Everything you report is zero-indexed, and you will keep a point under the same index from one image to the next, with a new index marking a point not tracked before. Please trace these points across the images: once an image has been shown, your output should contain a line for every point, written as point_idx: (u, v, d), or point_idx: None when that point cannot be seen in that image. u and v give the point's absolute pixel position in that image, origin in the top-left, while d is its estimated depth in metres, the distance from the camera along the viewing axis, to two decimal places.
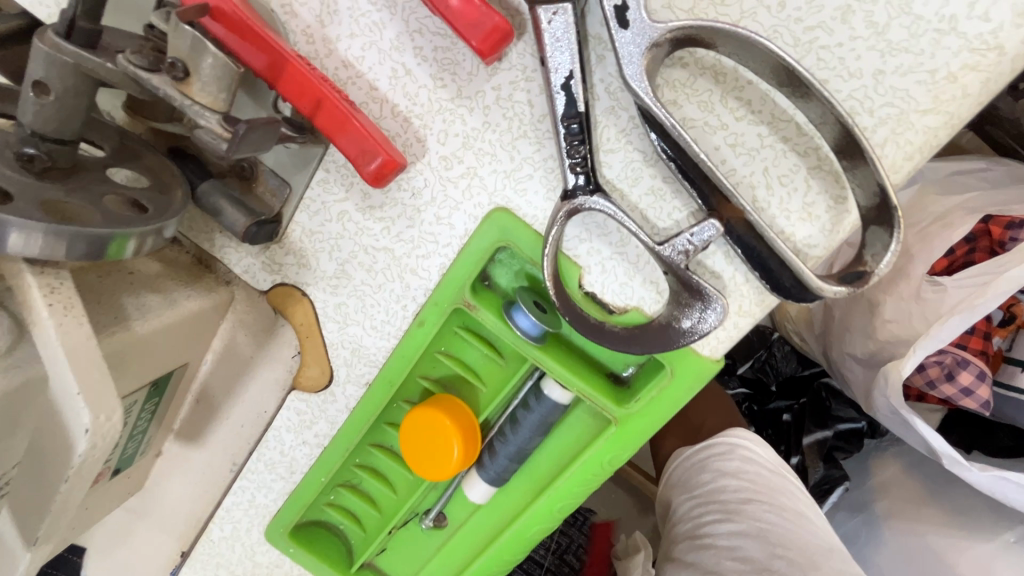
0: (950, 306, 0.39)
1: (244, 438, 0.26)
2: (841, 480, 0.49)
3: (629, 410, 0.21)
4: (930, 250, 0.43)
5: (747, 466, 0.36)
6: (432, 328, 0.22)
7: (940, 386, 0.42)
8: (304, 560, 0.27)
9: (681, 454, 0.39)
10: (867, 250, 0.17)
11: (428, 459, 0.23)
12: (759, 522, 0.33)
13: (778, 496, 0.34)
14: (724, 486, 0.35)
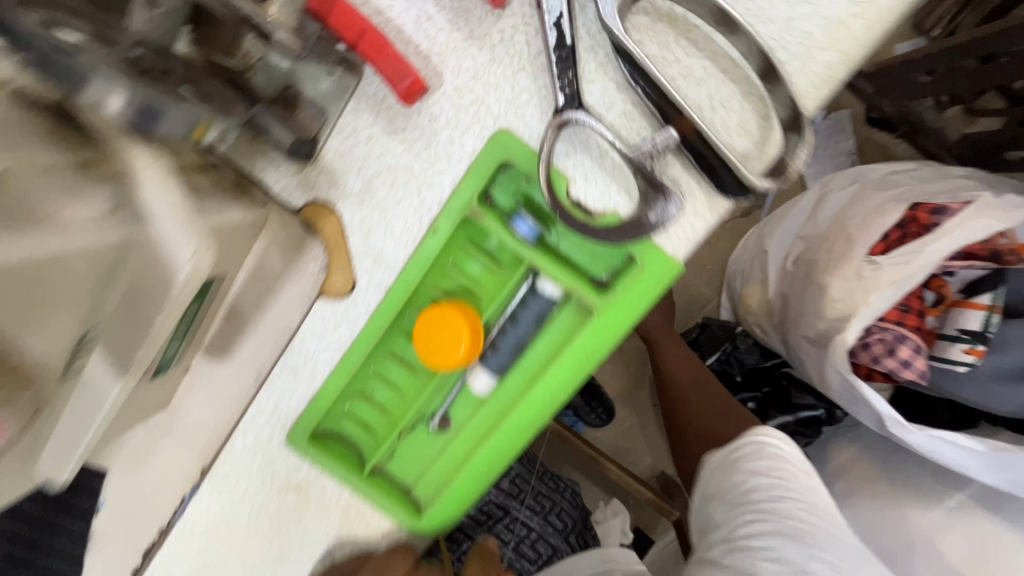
0: (887, 278, 0.47)
1: (269, 349, 0.30)
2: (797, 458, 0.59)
3: (609, 300, 0.26)
4: (869, 234, 0.51)
5: (780, 465, 0.39)
6: (444, 236, 0.26)
7: (883, 360, 0.49)
8: (323, 462, 0.30)
9: (715, 458, 0.43)
10: (788, 153, 0.22)
11: (439, 351, 0.27)
12: (792, 524, 0.38)
13: (806, 493, 0.39)
14: (760, 487, 0.39)
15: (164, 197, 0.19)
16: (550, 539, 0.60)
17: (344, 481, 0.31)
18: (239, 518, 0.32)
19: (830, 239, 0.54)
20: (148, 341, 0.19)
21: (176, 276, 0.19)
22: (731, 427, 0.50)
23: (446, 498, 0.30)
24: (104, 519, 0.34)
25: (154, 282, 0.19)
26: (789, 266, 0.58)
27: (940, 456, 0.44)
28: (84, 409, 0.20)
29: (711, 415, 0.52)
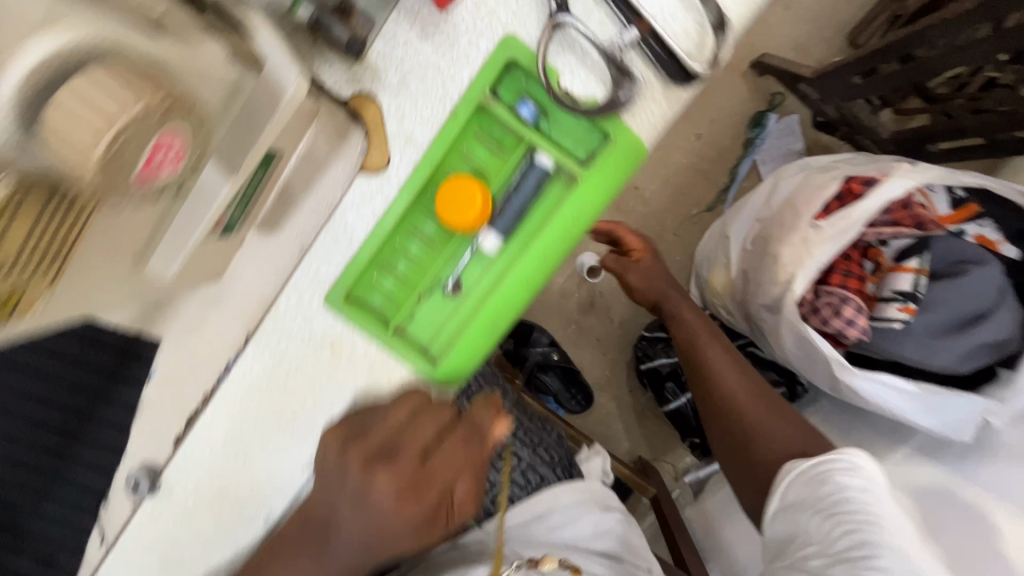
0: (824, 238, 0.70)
1: (314, 222, 0.36)
2: None
3: (590, 169, 0.33)
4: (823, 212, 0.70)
5: (868, 478, 0.46)
6: (463, 118, 0.33)
7: (836, 319, 0.75)
8: (356, 320, 0.37)
9: (797, 469, 0.49)
10: (717, 50, 0.31)
11: (457, 212, 0.34)
12: (890, 539, 0.44)
13: (884, 498, 0.46)
14: (857, 503, 0.45)
15: (272, 45, 0.26)
16: (540, 468, 0.69)
17: (372, 336, 0.37)
18: (280, 375, 0.38)
19: (781, 216, 0.78)
20: (255, 146, 0.26)
21: (284, 93, 0.26)
22: (780, 420, 0.55)
23: (458, 348, 0.37)
24: (157, 385, 0.40)
25: (264, 100, 0.26)
26: (750, 243, 0.83)
27: (880, 396, 0.66)
28: (198, 205, 0.26)
29: (760, 414, 0.56)
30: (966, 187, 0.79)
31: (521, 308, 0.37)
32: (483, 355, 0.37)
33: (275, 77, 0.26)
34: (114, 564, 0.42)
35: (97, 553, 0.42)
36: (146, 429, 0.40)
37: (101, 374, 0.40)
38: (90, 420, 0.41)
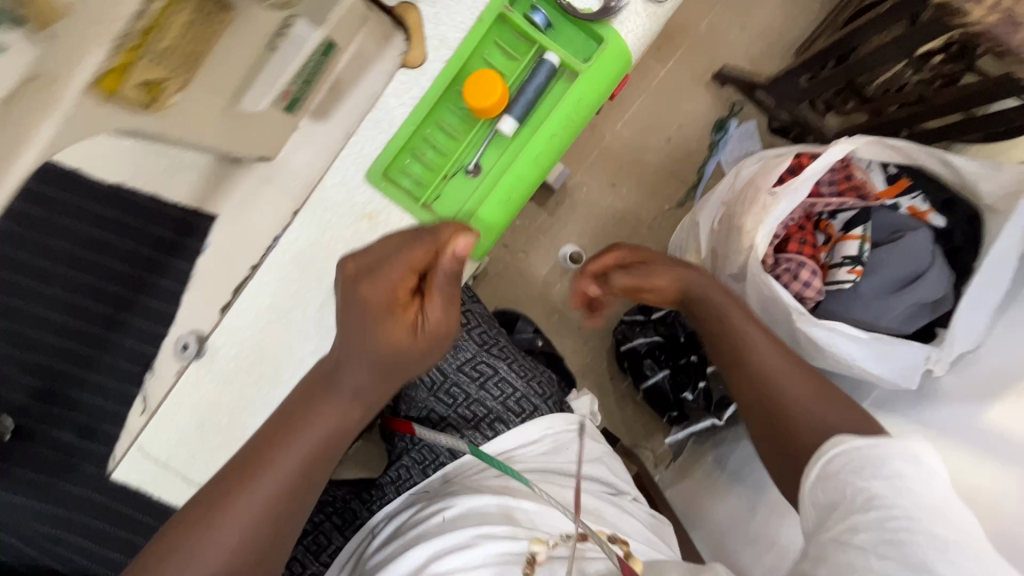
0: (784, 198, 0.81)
1: (358, 110, 0.43)
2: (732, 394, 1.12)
3: (589, 66, 0.42)
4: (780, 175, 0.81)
5: (926, 478, 0.39)
6: (487, 24, 0.42)
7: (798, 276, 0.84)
8: (394, 194, 0.44)
9: (846, 445, 0.42)
10: None
11: (482, 97, 0.41)
12: (928, 542, 0.37)
13: (940, 504, 0.38)
14: (904, 500, 0.38)
15: None
16: (532, 399, 0.75)
17: (405, 208, 0.44)
18: (322, 244, 0.44)
19: (743, 194, 0.88)
20: None
21: None
22: (837, 404, 0.46)
23: (478, 218, 0.44)
24: (209, 258, 0.45)
25: None
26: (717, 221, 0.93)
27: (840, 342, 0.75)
28: None
29: (810, 404, 0.47)
30: (897, 163, 0.91)
31: (529, 186, 0.44)
32: (498, 227, 0.45)
33: None
34: (156, 427, 0.46)
35: (138, 420, 0.46)
36: (196, 299, 0.45)
37: (159, 246, 0.45)
38: (144, 291, 0.46)
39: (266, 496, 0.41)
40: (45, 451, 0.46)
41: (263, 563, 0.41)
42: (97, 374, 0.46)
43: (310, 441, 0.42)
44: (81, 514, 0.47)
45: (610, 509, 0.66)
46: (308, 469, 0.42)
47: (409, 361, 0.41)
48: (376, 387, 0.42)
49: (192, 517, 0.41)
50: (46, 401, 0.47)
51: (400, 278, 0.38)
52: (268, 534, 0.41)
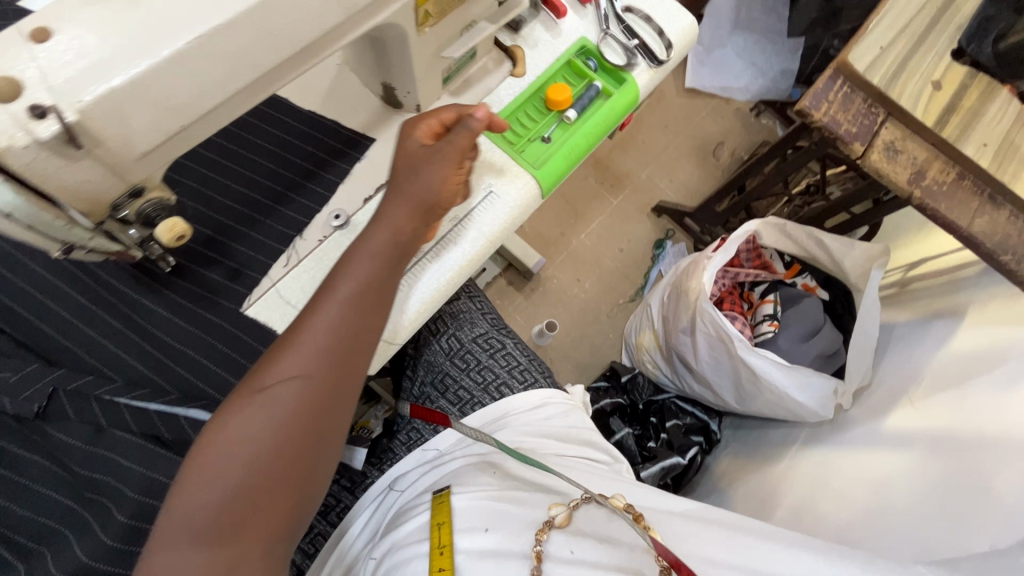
0: (711, 265, 1.17)
1: (480, 95, 0.70)
2: (692, 444, 1.32)
3: (619, 91, 0.71)
4: (715, 255, 1.18)
5: None
6: (561, 62, 0.72)
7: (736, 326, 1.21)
8: (497, 142, 0.67)
9: None
10: (669, 54, 0.73)
11: (557, 93, 0.69)
12: None
13: None
14: None
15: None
16: (535, 372, 0.92)
17: (504, 152, 0.67)
18: None
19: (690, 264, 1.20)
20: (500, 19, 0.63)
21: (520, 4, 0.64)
22: None
23: (550, 164, 0.67)
24: (364, 164, 0.64)
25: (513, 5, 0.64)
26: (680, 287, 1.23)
27: (765, 368, 1.10)
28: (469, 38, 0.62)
29: None
30: (790, 255, 1.33)
31: (584, 151, 0.69)
32: (562, 172, 0.68)
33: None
34: (294, 277, 0.58)
35: (281, 271, 0.58)
36: (348, 189, 0.63)
37: (330, 151, 0.63)
38: (310, 180, 0.62)
39: (331, 316, 0.47)
40: (194, 287, 0.57)
41: (335, 383, 0.45)
42: (255, 233, 0.60)
43: (366, 272, 0.50)
44: (208, 342, 0.55)
45: (604, 479, 0.79)
46: (363, 294, 0.49)
47: (420, 175, 0.55)
48: (406, 222, 0.54)
49: (271, 347, 0.46)
50: (206, 249, 0.59)
51: (425, 124, 0.58)
52: (340, 350, 0.46)
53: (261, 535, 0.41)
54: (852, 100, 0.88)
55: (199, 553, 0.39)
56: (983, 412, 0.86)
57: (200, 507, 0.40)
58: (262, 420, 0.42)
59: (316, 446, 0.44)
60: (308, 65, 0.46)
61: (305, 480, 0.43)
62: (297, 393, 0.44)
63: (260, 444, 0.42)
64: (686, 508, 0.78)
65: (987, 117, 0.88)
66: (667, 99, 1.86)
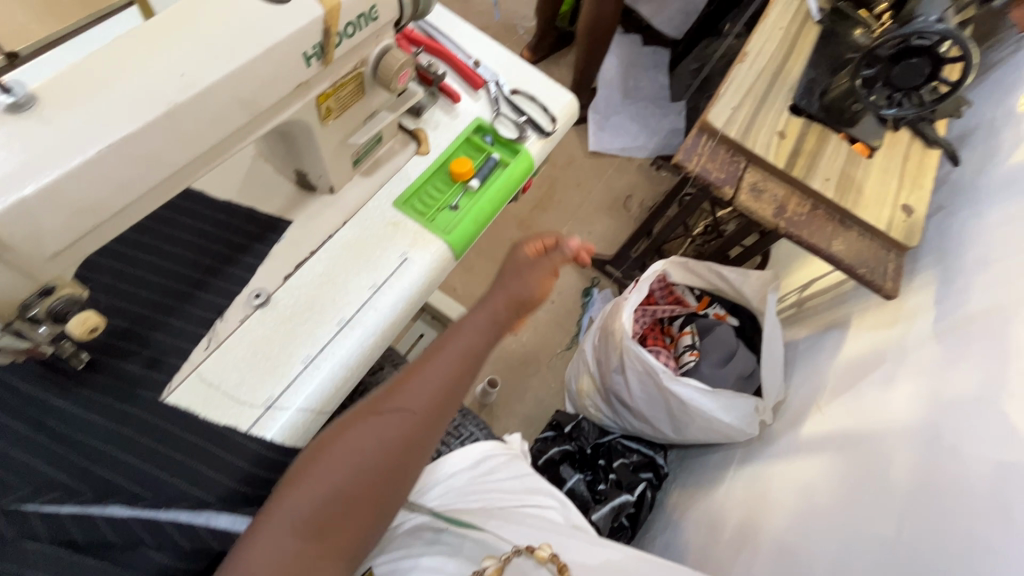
0: (629, 305, 1.27)
1: (389, 173, 0.76)
2: (640, 480, 1.35)
3: (515, 159, 0.81)
4: (630, 296, 1.28)
5: None
6: (460, 139, 0.81)
7: (660, 358, 1.31)
8: (409, 213, 0.74)
9: None
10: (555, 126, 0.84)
11: (460, 166, 0.77)
12: None
13: None
14: None
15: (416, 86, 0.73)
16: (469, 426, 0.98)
17: (416, 220, 0.73)
18: (364, 238, 0.70)
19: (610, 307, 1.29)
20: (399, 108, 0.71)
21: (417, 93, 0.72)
22: None
23: (460, 228, 0.74)
24: (282, 244, 0.68)
25: (410, 95, 0.72)
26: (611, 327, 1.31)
27: (690, 395, 1.18)
28: (373, 125, 0.69)
29: None
30: (699, 288, 1.44)
31: (490, 213, 0.76)
32: (472, 234, 0.74)
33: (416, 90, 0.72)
34: (216, 359, 0.60)
35: (202, 354, 0.60)
36: (268, 269, 0.66)
37: (248, 236, 0.67)
38: (229, 264, 0.65)
39: (439, 374, 0.61)
40: (111, 380, 0.57)
41: (429, 421, 0.59)
42: (175, 319, 0.61)
43: (467, 343, 0.64)
44: (126, 433, 0.55)
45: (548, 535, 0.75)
46: (463, 361, 0.63)
47: (519, 274, 0.70)
48: (500, 312, 0.67)
49: (390, 384, 0.60)
50: (124, 340, 0.59)
51: (532, 239, 0.73)
52: (439, 402, 0.60)
53: (343, 533, 0.53)
54: (717, 152, 1.03)
55: (301, 532, 0.51)
56: (876, 406, 0.96)
57: (317, 492, 0.52)
58: (371, 442, 0.55)
59: (400, 471, 0.57)
60: (209, 168, 0.51)
61: (388, 492, 0.56)
62: (401, 428, 0.57)
63: (364, 458, 0.55)
64: (616, 557, 0.72)
65: (825, 157, 1.06)
66: (577, 162, 2.04)
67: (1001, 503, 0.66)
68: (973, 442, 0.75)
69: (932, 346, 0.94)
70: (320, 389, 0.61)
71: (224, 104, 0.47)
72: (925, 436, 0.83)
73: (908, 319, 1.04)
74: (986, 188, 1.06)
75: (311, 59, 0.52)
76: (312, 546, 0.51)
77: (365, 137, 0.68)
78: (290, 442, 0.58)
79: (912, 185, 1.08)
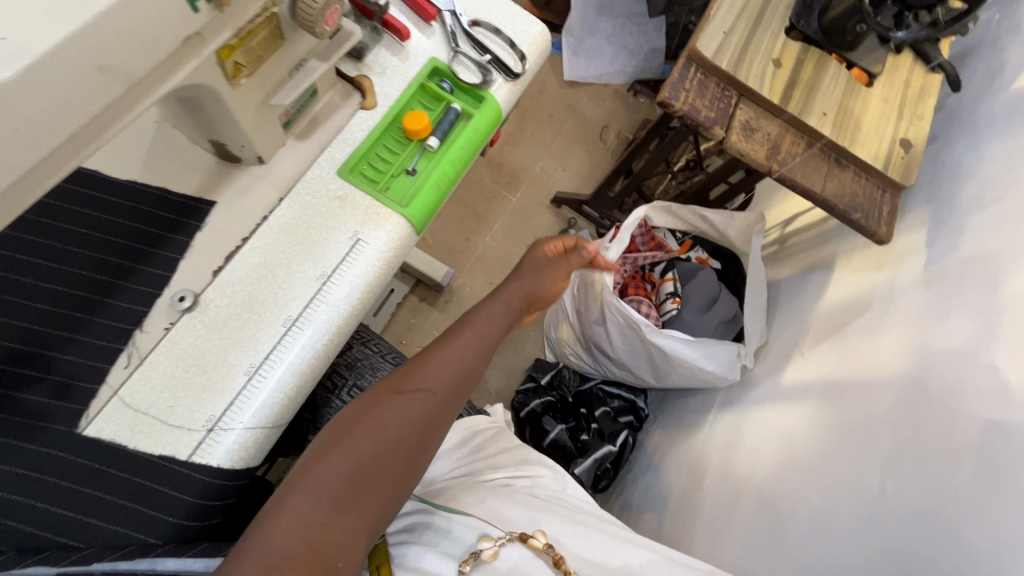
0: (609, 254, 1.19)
1: (330, 134, 0.64)
2: (623, 427, 1.35)
3: (479, 110, 0.68)
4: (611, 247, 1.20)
5: None
6: (413, 86, 0.68)
7: (643, 308, 1.26)
8: (357, 182, 0.62)
9: None
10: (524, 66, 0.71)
11: (414, 120, 0.64)
12: None
13: None
14: None
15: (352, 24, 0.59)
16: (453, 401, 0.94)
17: (366, 191, 0.62)
18: (306, 215, 0.60)
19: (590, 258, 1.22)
20: (333, 54, 0.57)
21: (354, 33, 0.58)
22: None
23: (419, 198, 0.63)
24: (206, 232, 0.57)
25: (346, 36, 0.58)
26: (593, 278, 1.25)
27: (671, 346, 1.15)
28: (303, 77, 0.56)
29: None
30: (682, 231, 1.39)
31: (453, 180, 0.66)
32: (434, 205, 0.64)
33: (353, 30, 0.59)
34: (148, 375, 0.51)
35: (122, 373, 0.51)
36: (192, 264, 0.56)
37: (162, 225, 0.56)
38: (143, 262, 0.55)
39: (461, 354, 0.62)
40: (15, 418, 0.48)
41: (450, 402, 0.59)
42: (84, 335, 0.51)
43: (486, 328, 0.66)
44: (41, 478, 0.47)
45: (547, 516, 0.71)
46: (482, 344, 0.64)
47: (537, 271, 0.76)
48: (515, 300, 0.72)
49: (410, 364, 0.60)
50: (22, 367, 0.49)
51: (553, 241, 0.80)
52: (457, 381, 0.60)
53: (367, 509, 0.51)
54: (706, 86, 0.92)
55: (331, 502, 0.49)
56: (860, 355, 0.94)
57: (347, 463, 0.51)
58: (395, 419, 0.55)
59: (419, 451, 0.55)
60: (66, 172, 0.40)
61: (411, 468, 0.55)
62: (423, 405, 0.57)
63: (391, 432, 0.54)
64: (636, 563, 0.69)
65: (822, 88, 0.96)
66: (548, 90, 1.87)
67: (992, 464, 0.66)
68: (961, 395, 0.74)
69: (921, 292, 0.90)
70: (271, 402, 0.53)
71: (76, 72, 0.35)
72: (911, 389, 0.81)
73: (897, 262, 1.00)
74: (987, 115, 0.98)
75: (198, 2, 0.40)
76: (339, 515, 0.49)
77: (292, 94, 0.55)
78: (241, 465, 0.52)
79: (912, 114, 0.99)
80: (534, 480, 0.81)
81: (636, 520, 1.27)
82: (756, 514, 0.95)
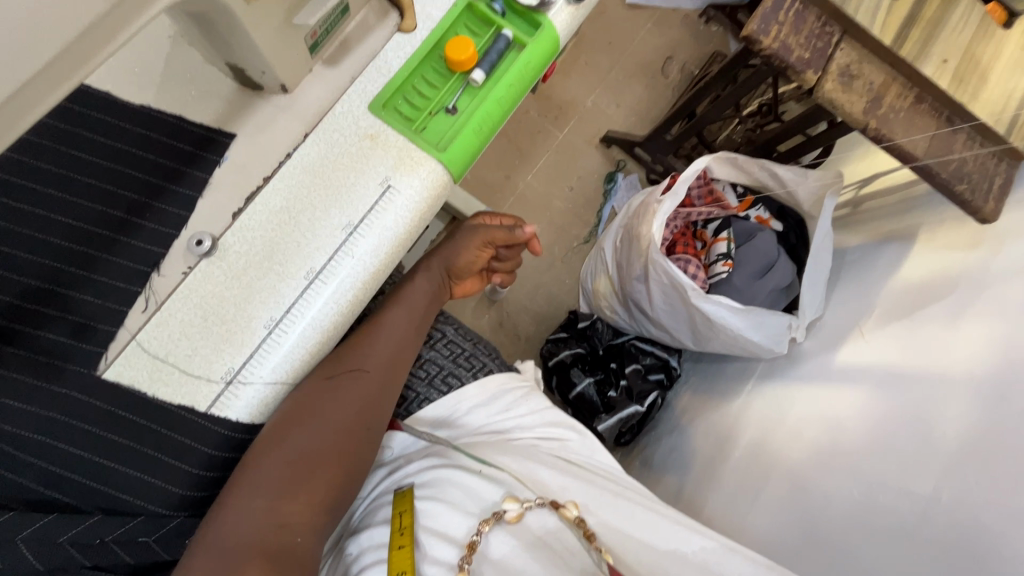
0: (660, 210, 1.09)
1: (361, 59, 0.56)
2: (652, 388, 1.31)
3: (535, 38, 0.58)
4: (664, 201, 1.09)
5: None
6: (458, 7, 0.58)
7: (690, 269, 1.17)
8: (390, 120, 0.55)
9: None
10: None
11: (458, 48, 0.56)
12: None
13: None
14: None
15: None
16: (483, 356, 0.87)
17: (399, 130, 0.55)
18: (333, 154, 0.54)
19: None
20: None
21: None
22: None
23: (459, 141, 0.55)
24: (226, 168, 0.52)
25: None
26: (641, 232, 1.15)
27: (718, 314, 1.07)
28: None
29: None
30: (743, 185, 1.26)
31: (499, 122, 0.58)
32: (475, 151, 0.57)
33: None
34: (160, 323, 0.49)
35: (139, 319, 0.49)
36: (210, 204, 0.51)
37: (177, 157, 0.51)
38: (159, 198, 0.51)
39: (397, 332, 0.64)
40: (37, 355, 0.47)
41: (384, 380, 0.61)
42: (98, 274, 0.49)
43: (411, 306, 0.67)
44: (63, 418, 0.46)
45: (580, 487, 0.70)
46: (415, 318, 0.66)
47: (463, 245, 0.72)
48: (437, 273, 0.71)
49: (344, 346, 0.61)
50: (40, 304, 0.48)
51: (481, 218, 0.75)
52: (389, 362, 0.62)
53: (313, 490, 0.53)
54: (804, 18, 0.78)
55: (276, 488, 0.51)
56: (930, 346, 0.85)
57: (288, 452, 0.52)
58: (332, 400, 0.56)
59: (358, 430, 0.57)
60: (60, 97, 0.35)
61: (354, 447, 0.56)
62: (358, 385, 0.58)
63: (330, 416, 0.55)
64: (688, 551, 0.68)
65: (947, 28, 0.79)
66: (608, 12, 1.67)
67: None
68: None
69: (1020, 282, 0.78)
70: (290, 359, 0.50)
71: None
72: (987, 393, 0.73)
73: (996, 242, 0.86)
74: None
75: None
76: (285, 498, 0.51)
77: None
78: (260, 418, 0.50)
79: None
80: (562, 444, 0.80)
81: (657, 478, 1.26)
82: (789, 496, 0.92)
